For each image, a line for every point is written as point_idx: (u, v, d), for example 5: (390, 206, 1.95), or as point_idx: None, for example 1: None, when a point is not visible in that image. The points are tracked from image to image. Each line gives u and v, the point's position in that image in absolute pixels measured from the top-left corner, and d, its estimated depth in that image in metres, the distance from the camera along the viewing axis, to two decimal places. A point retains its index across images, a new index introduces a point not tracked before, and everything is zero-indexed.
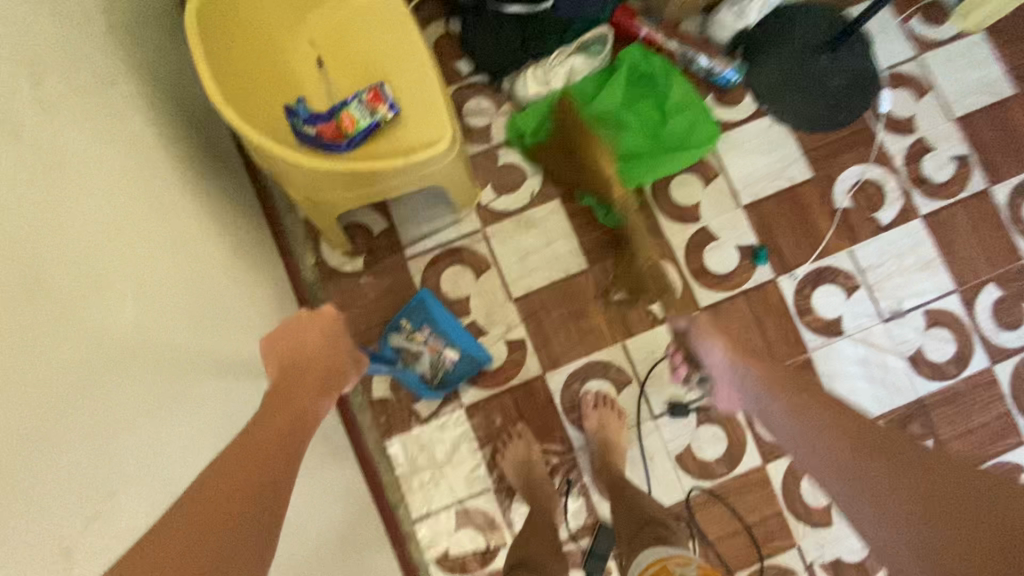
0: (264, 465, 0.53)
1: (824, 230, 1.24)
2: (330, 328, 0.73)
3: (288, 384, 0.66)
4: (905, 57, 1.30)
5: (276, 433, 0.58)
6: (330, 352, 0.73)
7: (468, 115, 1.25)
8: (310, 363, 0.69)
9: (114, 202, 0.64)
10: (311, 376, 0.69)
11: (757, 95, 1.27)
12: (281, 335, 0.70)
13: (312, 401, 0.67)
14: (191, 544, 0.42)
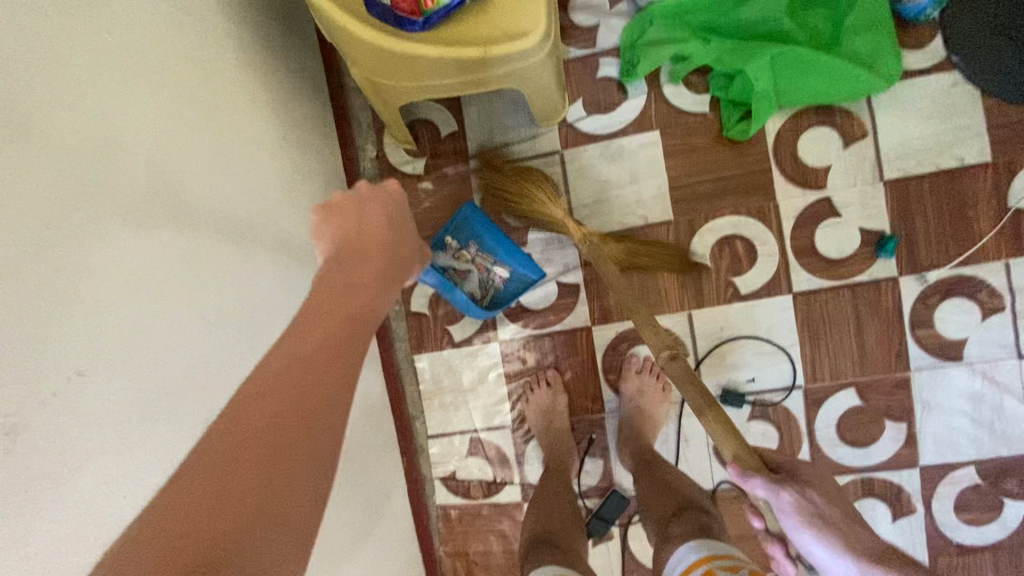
0: (323, 375, 0.43)
1: (982, 231, 0.98)
2: (392, 206, 0.62)
3: (345, 274, 0.53)
4: None
5: (327, 341, 0.46)
6: (398, 237, 0.60)
7: (575, 9, 1.05)
8: (374, 248, 0.57)
9: (144, 46, 0.56)
10: (370, 259, 0.56)
11: (948, 42, 0.99)
12: (338, 217, 0.59)
13: (378, 288, 0.54)
14: (220, 494, 0.35)
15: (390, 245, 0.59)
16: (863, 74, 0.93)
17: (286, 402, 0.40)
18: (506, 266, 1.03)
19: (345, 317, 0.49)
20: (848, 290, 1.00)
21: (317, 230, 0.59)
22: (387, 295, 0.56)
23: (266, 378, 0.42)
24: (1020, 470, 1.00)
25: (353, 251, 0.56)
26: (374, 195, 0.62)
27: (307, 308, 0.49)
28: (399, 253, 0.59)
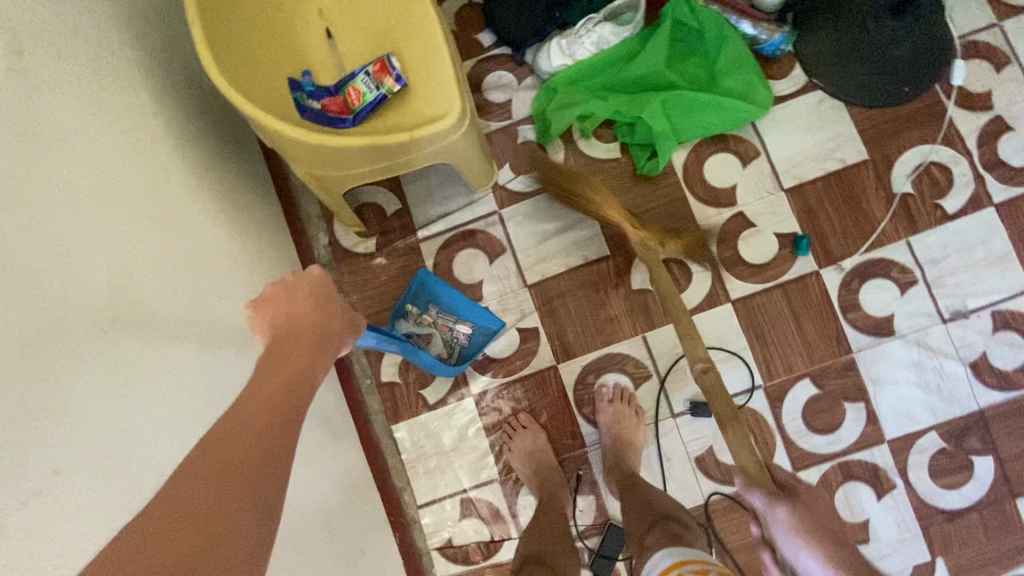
0: (258, 445, 0.51)
1: (878, 218, 1.11)
2: (318, 290, 0.71)
3: (281, 356, 0.64)
4: (983, 26, 1.14)
5: (259, 419, 0.54)
6: (325, 315, 0.70)
7: (488, 89, 1.20)
8: (306, 329, 0.68)
9: (96, 174, 0.63)
10: (303, 340, 0.67)
11: (807, 68, 1.15)
12: (271, 305, 0.68)
13: (312, 365, 0.65)
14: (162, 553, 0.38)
15: (317, 323, 0.69)
16: (740, 105, 1.09)
17: (221, 469, 0.46)
18: (467, 321, 1.09)
19: (276, 390, 0.58)
20: (779, 290, 1.10)
21: (254, 319, 0.68)
22: (314, 370, 0.65)
23: (199, 456, 0.47)
24: (976, 427, 1.07)
25: (284, 341, 0.66)
26: (299, 282, 0.71)
27: (245, 392, 0.57)
28: (329, 328, 0.70)
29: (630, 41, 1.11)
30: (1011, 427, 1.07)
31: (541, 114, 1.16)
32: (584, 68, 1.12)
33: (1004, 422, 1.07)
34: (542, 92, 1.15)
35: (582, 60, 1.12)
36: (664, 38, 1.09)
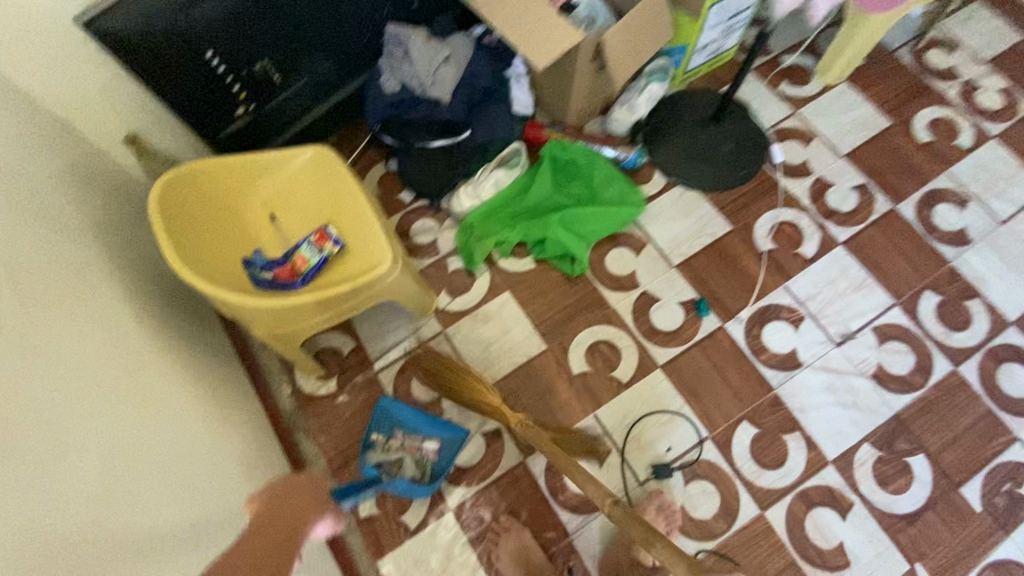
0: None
1: (756, 272, 1.33)
2: (312, 487, 0.74)
3: (260, 535, 0.63)
4: (785, 115, 1.48)
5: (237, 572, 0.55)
6: (315, 499, 0.73)
7: (415, 234, 1.43)
8: (292, 509, 0.69)
9: (83, 369, 0.73)
10: (286, 519, 0.67)
11: (663, 171, 1.42)
12: (272, 497, 0.69)
13: (293, 542, 0.65)
14: None
15: (306, 506, 0.71)
16: (619, 208, 1.33)
17: None
18: (432, 436, 1.17)
19: (271, 539, 0.63)
20: (696, 348, 1.26)
21: (253, 503, 0.69)
22: (298, 552, 0.65)
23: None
24: (900, 430, 1.20)
25: (270, 517, 0.67)
26: (299, 483, 0.73)
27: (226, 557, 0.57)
28: (314, 510, 0.71)
29: (522, 178, 1.38)
30: (927, 423, 1.21)
31: (462, 246, 1.37)
32: (489, 205, 1.37)
33: (920, 419, 1.21)
34: (460, 230, 1.38)
35: (487, 199, 1.37)
36: (546, 172, 1.37)
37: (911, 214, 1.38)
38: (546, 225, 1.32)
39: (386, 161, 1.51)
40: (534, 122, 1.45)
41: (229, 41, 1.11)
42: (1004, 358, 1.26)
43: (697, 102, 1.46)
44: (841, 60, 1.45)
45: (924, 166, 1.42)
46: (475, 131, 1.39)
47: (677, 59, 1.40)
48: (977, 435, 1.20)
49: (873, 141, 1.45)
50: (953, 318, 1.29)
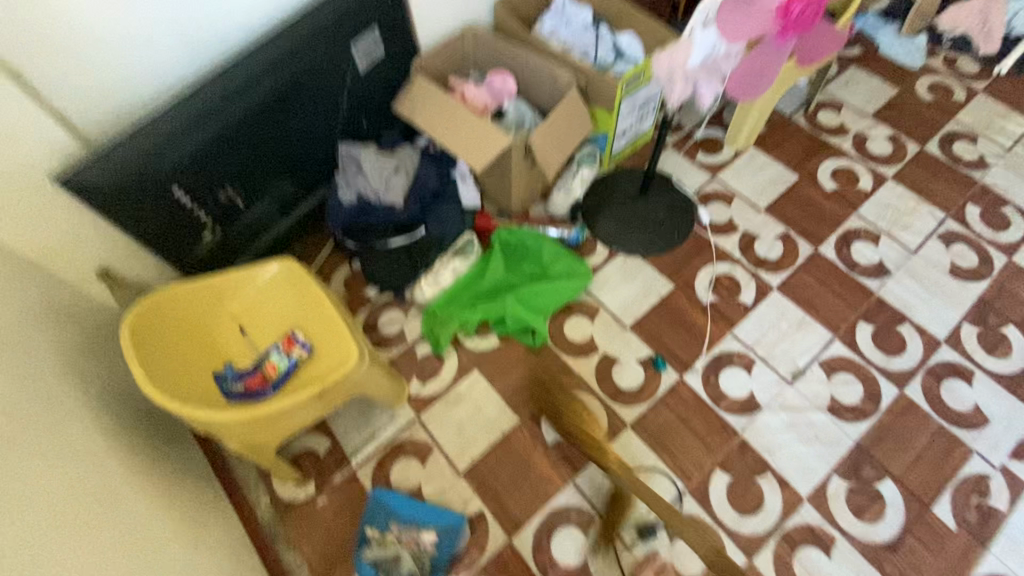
0: None
1: (704, 324, 1.43)
2: None
3: None
4: (705, 181, 1.65)
5: None
6: None
7: (382, 326, 1.49)
8: None
9: (60, 506, 0.74)
10: None
11: (605, 241, 1.57)
12: None
13: None
14: None
15: None
16: (567, 282, 1.46)
17: None
18: (428, 526, 1.20)
19: None
20: (660, 403, 1.32)
21: None
22: None
23: None
24: (864, 458, 1.26)
25: None
26: None
27: None
28: None
29: (476, 264, 1.50)
30: (888, 447, 1.27)
31: (427, 332, 1.45)
32: (449, 292, 1.47)
33: (880, 444, 1.27)
34: (426, 319, 1.46)
35: (446, 286, 1.47)
36: (497, 257, 1.50)
37: (833, 254, 1.52)
38: (503, 304, 1.42)
39: (349, 262, 1.61)
40: (483, 213, 1.61)
41: (192, 178, 1.22)
42: (943, 375, 1.35)
43: (623, 180, 1.65)
44: (745, 129, 1.65)
45: (835, 210, 1.59)
46: (428, 226, 1.50)
47: (602, 145, 1.60)
48: (936, 453, 1.26)
49: (787, 194, 1.62)
50: (889, 343, 1.39)
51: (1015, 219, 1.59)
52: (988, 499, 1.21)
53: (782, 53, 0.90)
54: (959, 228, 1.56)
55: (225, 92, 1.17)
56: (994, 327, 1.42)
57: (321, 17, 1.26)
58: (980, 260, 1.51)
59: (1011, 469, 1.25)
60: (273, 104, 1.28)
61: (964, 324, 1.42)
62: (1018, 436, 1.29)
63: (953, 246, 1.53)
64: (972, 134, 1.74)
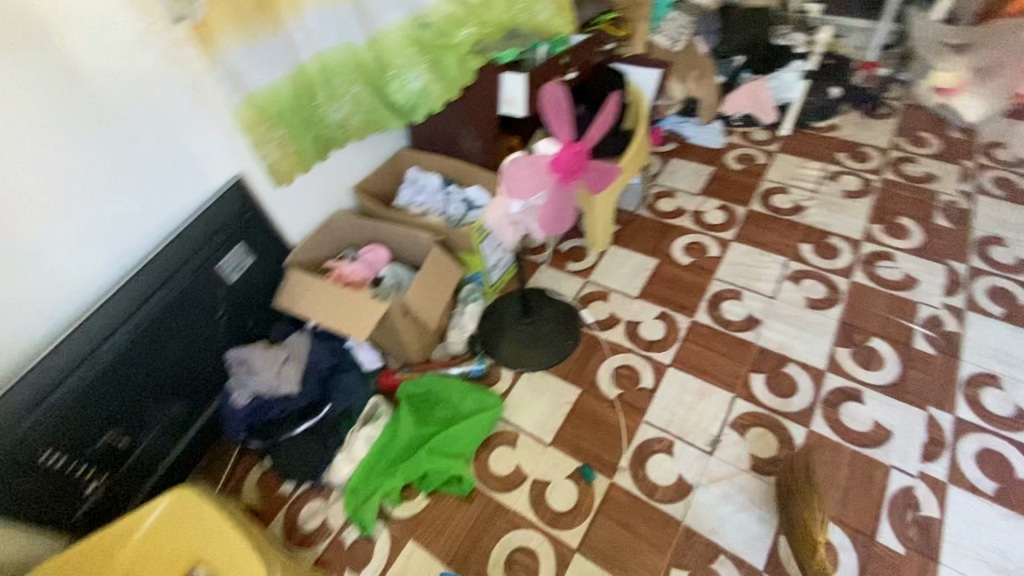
0: None
1: (617, 419, 1.49)
2: None
3: None
4: (582, 285, 1.84)
5: None
6: None
7: (303, 522, 1.40)
8: None
9: None
10: None
11: (508, 364, 1.66)
12: None
13: None
14: None
15: None
16: (480, 416, 1.48)
17: None
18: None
19: None
20: (598, 514, 1.31)
21: None
22: None
23: None
24: None
25: None
26: None
27: None
28: None
29: (387, 424, 1.49)
30: (817, 489, 1.31)
31: (353, 515, 1.37)
32: (366, 462, 1.43)
33: None
34: (347, 501, 1.39)
35: (362, 457, 1.45)
36: (405, 411, 1.49)
37: (708, 318, 1.68)
38: (420, 458, 1.40)
39: (261, 460, 1.55)
40: (386, 371, 1.65)
41: (63, 435, 1.18)
42: (838, 402, 1.45)
43: (509, 303, 1.80)
44: (601, 234, 1.86)
45: (697, 280, 1.78)
46: (332, 400, 1.51)
47: (481, 278, 1.80)
48: (861, 480, 1.31)
49: (653, 277, 1.82)
50: (782, 386, 1.50)
51: (841, 246, 1.85)
52: (921, 510, 1.26)
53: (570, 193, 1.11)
54: (802, 266, 1.79)
55: (85, 342, 1.19)
56: (862, 344, 1.58)
57: (176, 247, 1.34)
58: (828, 288, 1.72)
59: (928, 474, 1.32)
60: (144, 336, 1.31)
61: (836, 348, 1.57)
62: (920, 439, 1.38)
63: (803, 282, 1.74)
64: (783, 188, 2.08)
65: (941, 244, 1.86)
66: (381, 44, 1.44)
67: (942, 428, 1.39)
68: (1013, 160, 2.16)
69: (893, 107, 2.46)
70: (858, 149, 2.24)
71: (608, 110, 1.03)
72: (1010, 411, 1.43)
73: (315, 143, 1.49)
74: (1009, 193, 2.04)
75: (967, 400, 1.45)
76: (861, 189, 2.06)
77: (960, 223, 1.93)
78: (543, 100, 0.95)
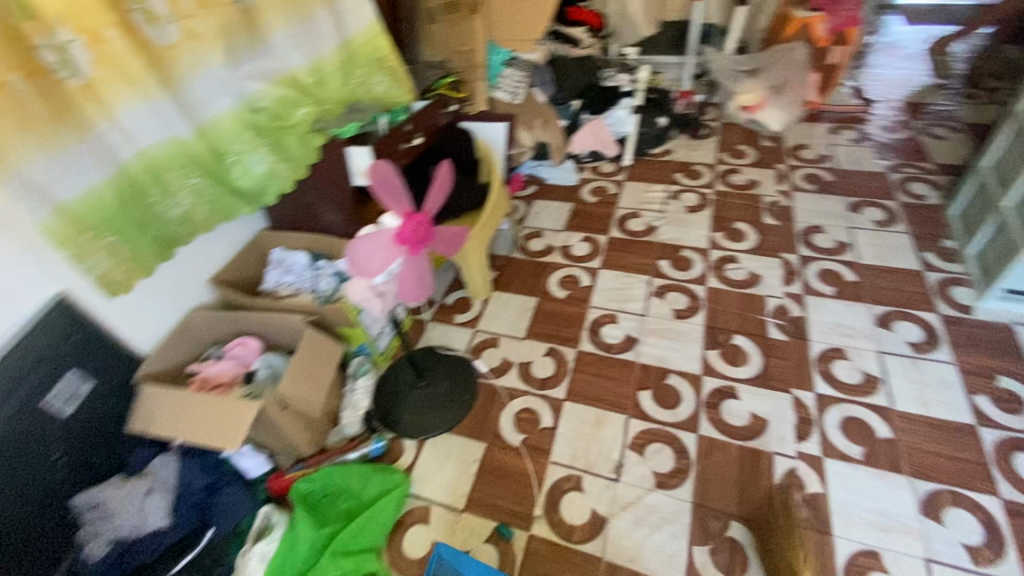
0: None
1: (525, 466, 1.50)
2: None
3: None
4: (470, 334, 1.92)
5: None
6: None
7: None
8: None
9: None
10: None
11: (409, 435, 1.61)
12: None
13: None
14: None
15: None
16: (387, 500, 1.41)
17: None
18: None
19: None
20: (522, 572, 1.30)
21: None
22: None
23: None
24: (706, 514, 1.36)
25: None
26: None
27: None
28: None
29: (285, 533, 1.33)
30: (717, 490, 1.40)
31: None
32: None
33: (710, 493, 1.40)
34: None
35: None
36: (304, 514, 1.35)
37: (591, 344, 1.81)
38: (327, 564, 1.28)
39: None
40: (276, 472, 1.50)
41: None
42: (717, 401, 1.60)
43: (400, 367, 1.76)
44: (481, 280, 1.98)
45: (576, 311, 1.92)
46: (215, 523, 1.35)
47: (367, 350, 1.75)
48: (751, 472, 1.42)
49: (536, 311, 1.96)
50: (666, 396, 1.63)
51: (692, 256, 2.09)
52: (807, 489, 1.39)
53: (422, 259, 1.14)
54: (664, 281, 2.00)
55: None
56: (726, 343, 1.77)
57: None
58: (689, 297, 1.93)
59: (806, 452, 1.46)
60: None
61: (705, 351, 1.74)
62: (793, 421, 1.53)
63: (667, 295, 1.94)
64: (635, 212, 2.34)
65: (774, 240, 2.14)
66: (211, 135, 1.39)
67: (808, 406, 1.57)
68: (814, 158, 2.55)
69: (714, 127, 2.82)
70: (691, 168, 2.55)
71: (441, 178, 1.07)
72: (858, 378, 1.64)
73: (156, 244, 1.36)
74: (818, 186, 2.38)
75: (823, 376, 1.64)
76: (699, 204, 2.35)
77: (784, 219, 2.23)
78: (373, 180, 0.96)
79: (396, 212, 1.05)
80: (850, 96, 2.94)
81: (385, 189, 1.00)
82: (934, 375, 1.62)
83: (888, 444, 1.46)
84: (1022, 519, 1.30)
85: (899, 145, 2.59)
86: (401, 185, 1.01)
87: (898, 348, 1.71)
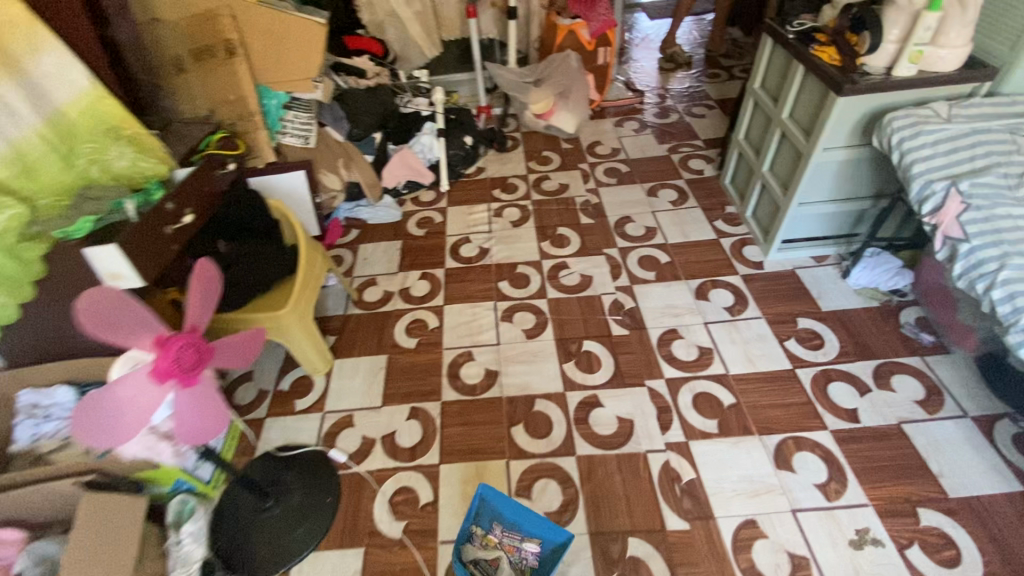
0: None
1: (412, 558, 1.36)
2: None
3: None
4: (318, 420, 1.68)
5: None
6: None
7: None
8: None
9: None
10: None
11: (270, 569, 1.35)
12: None
13: None
14: None
15: None
16: None
17: None
18: (532, 538, 1.33)
19: None
20: None
21: None
22: None
23: None
24: (604, 540, 1.35)
25: None
26: None
27: None
28: None
29: None
30: (609, 511, 1.40)
31: None
32: None
33: (603, 516, 1.39)
34: None
35: None
36: None
37: (452, 392, 1.72)
38: None
39: None
40: None
41: None
42: (585, 415, 1.62)
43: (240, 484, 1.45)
44: (317, 356, 1.76)
45: (428, 359, 1.83)
46: None
47: (189, 484, 1.40)
48: (631, 480, 1.46)
49: (387, 373, 1.80)
50: (537, 425, 1.60)
51: (528, 271, 2.12)
52: (683, 478, 1.45)
53: (205, 387, 0.92)
54: (508, 302, 2.00)
55: None
56: (579, 351, 1.80)
57: None
58: (535, 314, 1.94)
59: (672, 442, 1.54)
60: None
61: (563, 366, 1.76)
62: (654, 414, 1.61)
63: (514, 318, 1.94)
64: (464, 238, 2.30)
65: (595, 238, 2.24)
66: None
67: (663, 395, 1.65)
68: (609, 152, 2.74)
69: (516, 137, 2.89)
70: (507, 183, 2.59)
71: (194, 285, 0.88)
72: (695, 353, 1.77)
73: None
74: (618, 178, 2.57)
75: (666, 360, 1.75)
76: (522, 217, 2.38)
77: (598, 216, 2.36)
78: (81, 315, 0.76)
79: (142, 344, 0.84)
80: (624, 88, 3.24)
81: (107, 323, 0.79)
82: (752, 332, 1.82)
83: (733, 410, 1.60)
84: (847, 443, 1.51)
85: (673, 128, 2.91)
86: (132, 310, 0.81)
87: (718, 315, 1.89)
